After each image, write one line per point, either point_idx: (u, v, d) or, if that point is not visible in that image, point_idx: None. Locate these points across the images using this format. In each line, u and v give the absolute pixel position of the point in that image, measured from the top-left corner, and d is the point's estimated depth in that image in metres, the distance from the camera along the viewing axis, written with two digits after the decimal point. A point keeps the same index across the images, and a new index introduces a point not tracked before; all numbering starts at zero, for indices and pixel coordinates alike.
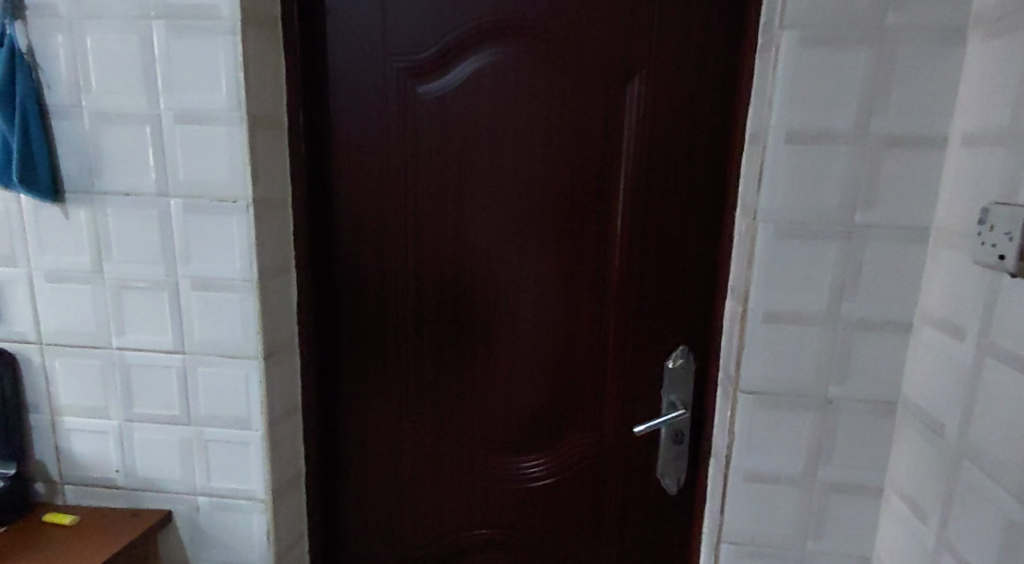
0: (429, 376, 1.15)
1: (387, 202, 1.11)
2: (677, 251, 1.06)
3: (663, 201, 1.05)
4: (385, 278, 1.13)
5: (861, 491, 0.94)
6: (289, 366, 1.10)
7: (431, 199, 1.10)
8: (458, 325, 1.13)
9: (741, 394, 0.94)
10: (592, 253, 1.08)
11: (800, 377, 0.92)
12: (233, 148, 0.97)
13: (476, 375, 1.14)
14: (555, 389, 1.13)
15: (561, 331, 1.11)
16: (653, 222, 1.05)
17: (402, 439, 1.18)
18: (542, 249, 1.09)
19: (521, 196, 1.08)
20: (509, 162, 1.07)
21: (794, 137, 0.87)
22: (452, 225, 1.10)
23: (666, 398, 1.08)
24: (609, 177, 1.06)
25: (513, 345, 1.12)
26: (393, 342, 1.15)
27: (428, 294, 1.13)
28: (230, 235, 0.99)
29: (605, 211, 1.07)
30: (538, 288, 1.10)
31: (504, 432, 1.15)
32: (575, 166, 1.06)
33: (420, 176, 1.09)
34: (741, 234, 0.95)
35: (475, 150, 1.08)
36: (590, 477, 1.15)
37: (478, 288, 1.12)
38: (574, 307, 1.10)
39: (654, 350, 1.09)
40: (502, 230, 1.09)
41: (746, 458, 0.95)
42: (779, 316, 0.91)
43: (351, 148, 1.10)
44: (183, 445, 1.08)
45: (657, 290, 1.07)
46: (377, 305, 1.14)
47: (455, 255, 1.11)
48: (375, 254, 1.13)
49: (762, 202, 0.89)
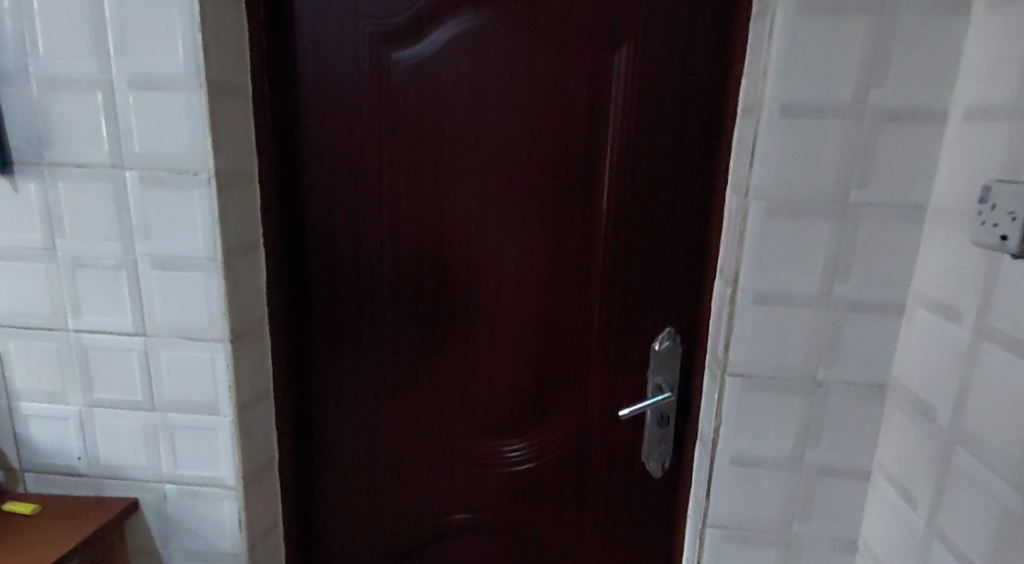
0: (406, 358, 1.11)
1: (361, 177, 1.05)
2: (665, 231, 1.02)
3: (650, 178, 1.00)
4: (361, 258, 1.08)
5: (849, 474, 0.92)
6: (259, 348, 1.04)
7: (408, 176, 1.04)
8: (436, 306, 1.09)
9: (729, 378, 0.91)
10: (577, 232, 1.04)
11: (789, 359, 0.89)
12: (192, 117, 0.90)
13: (456, 359, 1.10)
14: (536, 372, 1.10)
15: (545, 313, 1.07)
16: (640, 199, 1.01)
17: (381, 424, 1.14)
18: (525, 228, 1.05)
19: (503, 172, 1.03)
20: (489, 136, 1.02)
21: (789, 111, 0.82)
22: (430, 203, 1.05)
23: (653, 380, 1.05)
24: (595, 152, 1.01)
25: (495, 328, 1.09)
26: (370, 324, 1.10)
27: (406, 274, 1.08)
28: (192, 210, 0.93)
29: (590, 188, 1.02)
30: (521, 269, 1.06)
31: (485, 416, 1.12)
32: (560, 140, 1.01)
33: (396, 150, 1.04)
34: (731, 212, 0.91)
35: (454, 123, 1.02)
36: (573, 461, 1.12)
37: (457, 267, 1.07)
38: (559, 288, 1.06)
39: (639, 332, 1.06)
40: (483, 208, 1.04)
41: (733, 441, 0.93)
42: (769, 298, 0.88)
43: (322, 118, 1.04)
44: (147, 431, 1.02)
45: (644, 270, 1.04)
46: (352, 286, 1.09)
47: (434, 233, 1.06)
48: (349, 232, 1.07)
49: (753, 179, 0.85)
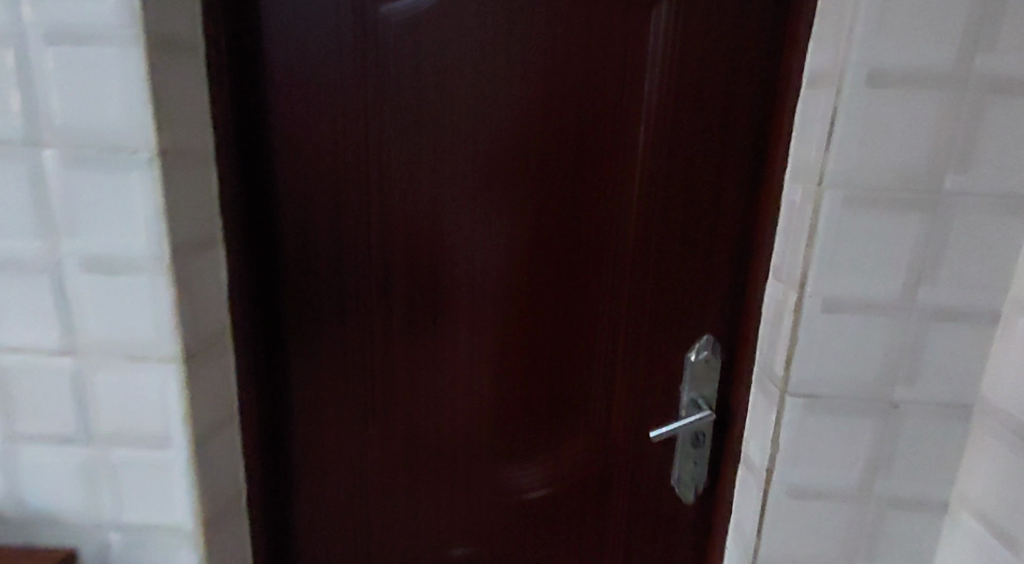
0: (399, 371, 0.94)
1: (343, 159, 0.87)
2: (705, 223, 0.87)
3: (690, 160, 0.85)
4: (344, 256, 0.91)
5: (924, 505, 0.79)
6: (221, 366, 0.86)
7: (402, 158, 0.87)
8: (435, 311, 0.92)
9: (789, 397, 0.77)
10: (603, 225, 0.88)
11: (860, 376, 0.76)
12: (129, 80, 0.71)
13: (458, 373, 0.94)
14: (552, 386, 0.94)
15: (564, 319, 0.92)
16: (677, 186, 0.86)
17: (369, 448, 0.97)
18: (542, 220, 0.88)
19: (516, 153, 0.86)
20: (500, 109, 0.85)
21: (878, 79, 0.67)
22: (428, 190, 0.88)
23: (689, 395, 0.92)
24: (627, 130, 0.85)
25: (505, 337, 0.93)
26: (355, 333, 0.93)
27: (399, 274, 0.91)
28: (131, 198, 0.74)
29: (620, 174, 0.86)
30: (536, 268, 0.90)
31: (493, 438, 0.97)
32: (584, 115, 0.85)
33: (386, 127, 0.86)
34: (794, 201, 0.76)
35: (458, 94, 0.85)
36: (593, 486, 0.98)
37: (460, 264, 0.90)
38: (581, 291, 0.91)
39: (672, 340, 0.92)
40: (491, 196, 0.88)
41: (791, 471, 0.80)
42: (840, 305, 0.74)
43: (294, 85, 0.85)
44: (84, 468, 0.84)
45: (680, 269, 0.89)
46: (334, 289, 0.92)
47: (433, 224, 0.89)
48: (329, 225, 0.90)
49: (831, 163, 0.70)
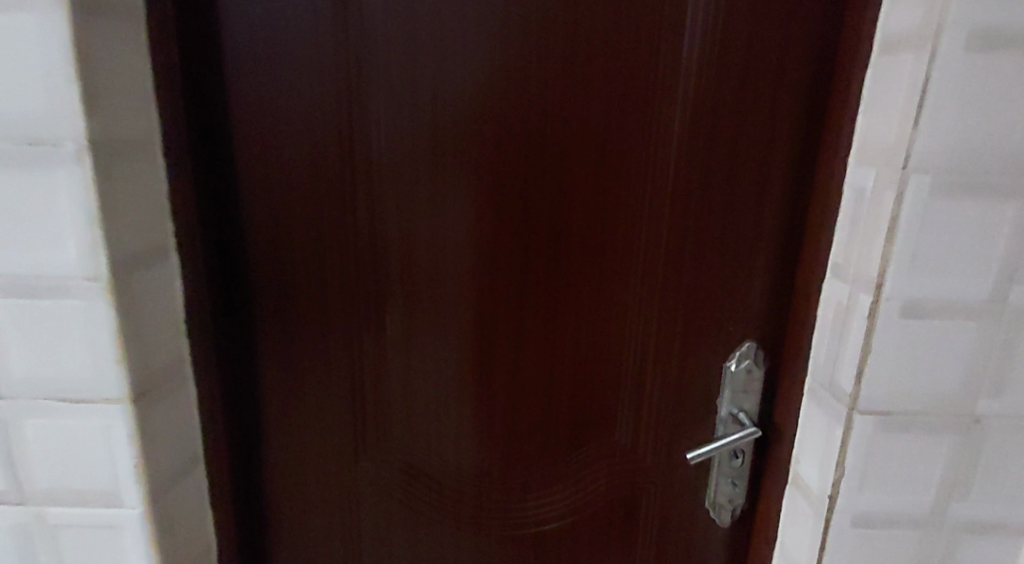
0: (395, 395, 0.81)
1: (322, 148, 0.73)
2: (748, 216, 0.76)
3: (733, 143, 0.74)
4: (328, 264, 0.76)
5: (1003, 528, 0.70)
6: (180, 401, 0.72)
7: (395, 147, 0.73)
8: (437, 324, 0.79)
9: (858, 416, 0.67)
10: (632, 221, 0.76)
11: (938, 389, 0.66)
12: (47, 51, 0.55)
13: (467, 396, 0.82)
14: (573, 404, 0.82)
15: (586, 330, 0.80)
16: (716, 174, 0.75)
17: (362, 483, 0.84)
18: (562, 216, 0.76)
19: (531, 139, 0.73)
20: (512, 87, 0.71)
21: (979, 41, 0.56)
22: (427, 184, 0.74)
23: (727, 409, 0.82)
24: (660, 110, 0.73)
25: (518, 353, 0.80)
26: (343, 355, 0.79)
27: (394, 284, 0.77)
28: (57, 203, 0.58)
29: (652, 160, 0.74)
30: (555, 273, 0.78)
31: (504, 467, 0.84)
32: (611, 93, 0.72)
33: (375, 108, 0.72)
34: (863, 190, 0.65)
35: (461, 68, 0.71)
36: (619, 514, 0.87)
37: (466, 270, 0.77)
38: (605, 297, 0.79)
39: (708, 348, 0.81)
40: (502, 190, 0.75)
41: (857, 498, 0.69)
42: (920, 309, 0.63)
43: (261, 60, 0.70)
44: (15, 533, 0.68)
45: (718, 267, 0.78)
46: (315, 304, 0.78)
47: (432, 224, 0.75)
48: (307, 228, 0.75)
49: (918, 144, 0.58)
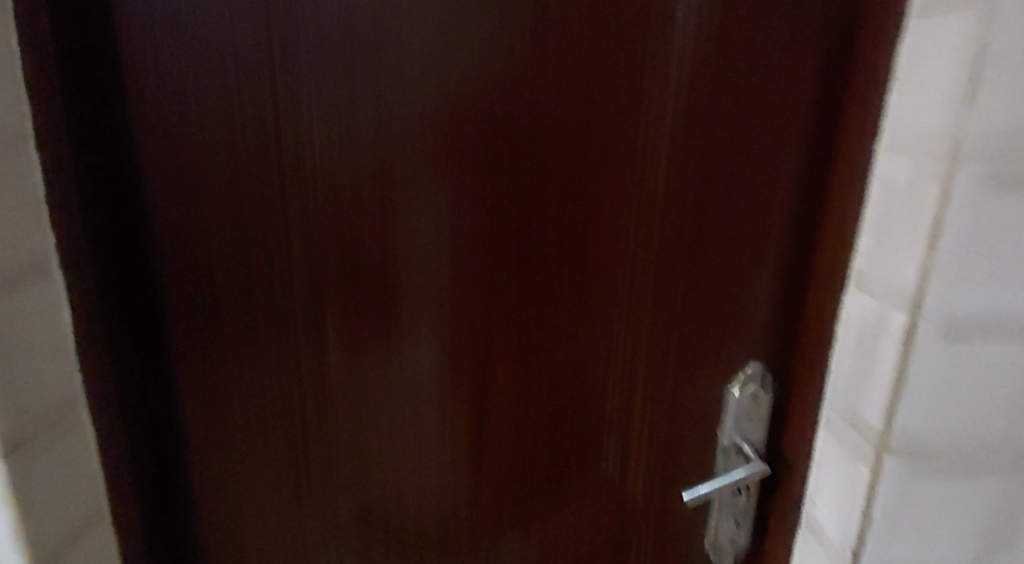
0: (343, 429, 0.69)
1: (246, 141, 0.60)
2: (751, 217, 0.65)
3: (737, 130, 0.63)
4: (259, 279, 0.64)
5: None
6: (75, 447, 0.59)
7: (334, 139, 0.60)
8: (389, 346, 0.67)
9: (890, 459, 0.55)
10: (617, 225, 0.65)
11: (984, 423, 0.55)
12: None
13: (429, 431, 0.70)
14: (552, 435, 0.72)
15: (565, 352, 0.69)
16: (716, 168, 0.63)
17: (309, 528, 0.73)
18: (534, 221, 0.64)
19: (496, 128, 0.61)
20: (473, 63, 0.59)
21: None
22: (375, 183, 0.62)
23: (730, 438, 0.70)
24: (650, 91, 0.61)
25: (486, 380, 0.69)
26: (280, 385, 0.68)
27: (338, 302, 0.65)
28: None
29: (641, 153, 0.63)
30: (527, 288, 0.66)
31: (472, 508, 0.73)
32: (592, 72, 0.60)
33: (308, 92, 0.59)
34: (896, 185, 0.54)
35: (412, 41, 0.58)
36: (606, 552, 0.77)
37: (422, 284, 0.65)
38: (587, 314, 0.67)
39: (707, 369, 0.70)
40: (464, 191, 0.63)
41: (886, 552, 0.58)
42: (966, 329, 0.52)
43: (161, 33, 0.57)
44: None
45: (717, 276, 0.67)
46: (249, 326, 0.66)
47: (382, 231, 0.63)
48: (232, 236, 0.63)
49: (970, 126, 0.47)
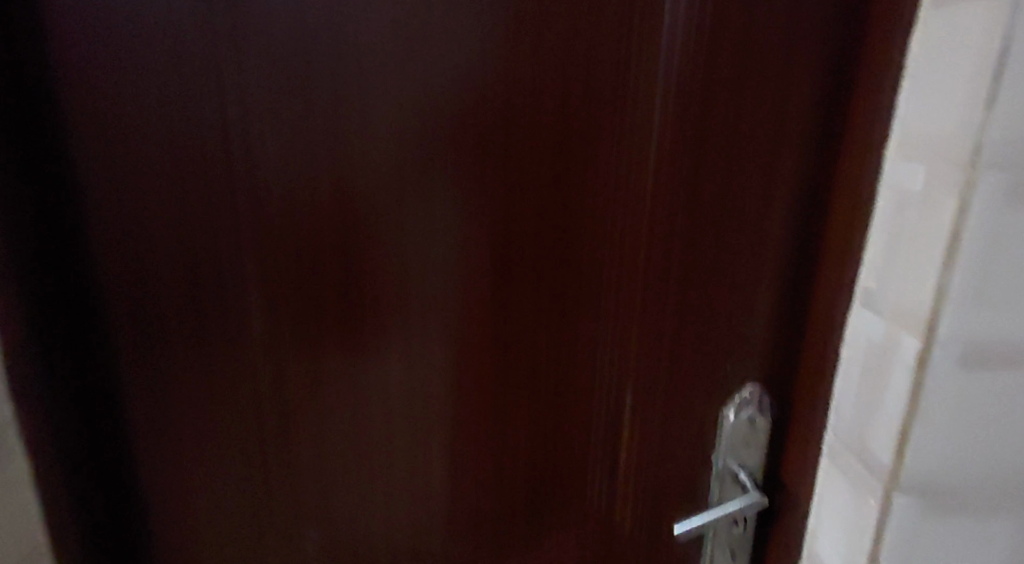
0: (298, 478, 0.61)
1: (164, 149, 0.49)
2: (749, 228, 0.59)
3: (734, 134, 0.56)
4: (193, 317, 0.54)
5: None
6: None
7: (274, 149, 0.50)
8: (346, 383, 0.58)
9: (900, 497, 0.50)
10: (603, 243, 0.58)
11: (1005, 458, 0.50)
12: None
13: (397, 475, 0.62)
14: (531, 467, 0.65)
15: (548, 381, 0.62)
16: (711, 178, 0.57)
17: None
18: (512, 242, 0.57)
19: (465, 136, 0.53)
20: (437, 61, 0.50)
21: None
22: (326, 202, 0.52)
23: (725, 466, 0.65)
24: (637, 95, 0.54)
25: (457, 413, 0.62)
26: (225, 436, 0.58)
27: (288, 341, 0.56)
28: None
29: (628, 163, 0.56)
30: (503, 315, 0.59)
31: (446, 549, 0.67)
32: (572, 73, 0.53)
33: (240, 93, 0.48)
34: (907, 193, 0.49)
35: (364, 35, 0.49)
36: None
37: (382, 313, 0.57)
38: (569, 336, 0.61)
39: (701, 393, 0.64)
40: (427, 207, 0.54)
41: None
42: (986, 355, 0.46)
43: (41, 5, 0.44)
44: None
45: (712, 293, 0.61)
46: (181, 371, 0.55)
47: (334, 253, 0.54)
48: (156, 266, 0.52)
49: (990, 128, 0.42)
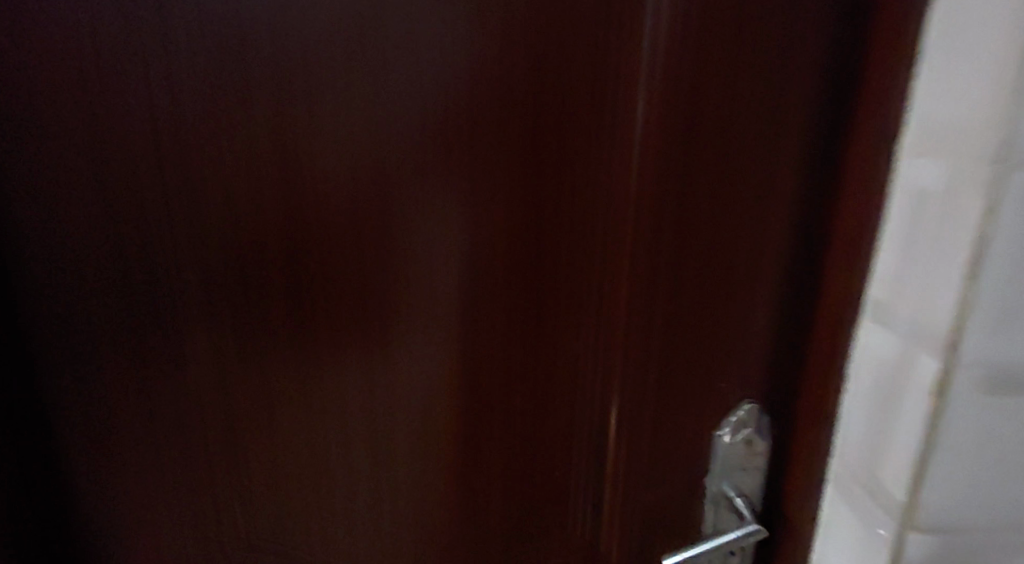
0: (252, 501, 0.56)
1: (97, 155, 0.45)
2: (744, 232, 0.53)
3: (726, 126, 0.50)
4: (142, 332, 0.51)
5: None
6: None
7: (213, 149, 0.46)
8: (301, 400, 0.54)
9: (913, 534, 0.45)
10: (583, 253, 0.53)
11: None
12: None
13: (364, 505, 0.57)
14: (506, 493, 0.60)
15: (524, 404, 0.57)
16: (700, 182, 0.51)
17: None
18: (480, 252, 0.51)
19: (425, 136, 0.48)
20: (385, 54, 0.46)
21: None
22: (280, 211, 0.48)
23: (721, 490, 0.59)
24: (613, 91, 0.49)
25: (422, 434, 0.56)
26: (175, 459, 0.54)
27: (242, 359, 0.52)
28: None
29: (608, 166, 0.51)
30: (474, 333, 0.54)
31: None
32: (541, 67, 0.47)
33: (175, 93, 0.44)
34: (921, 195, 0.43)
35: (305, 29, 0.44)
36: None
37: (339, 324, 0.52)
38: (546, 352, 0.55)
39: (693, 418, 0.58)
40: (385, 207, 0.49)
41: None
42: (1009, 377, 0.41)
43: None
44: None
45: (704, 304, 0.54)
46: (129, 393, 0.52)
47: (285, 258, 0.49)
48: (99, 279, 0.49)
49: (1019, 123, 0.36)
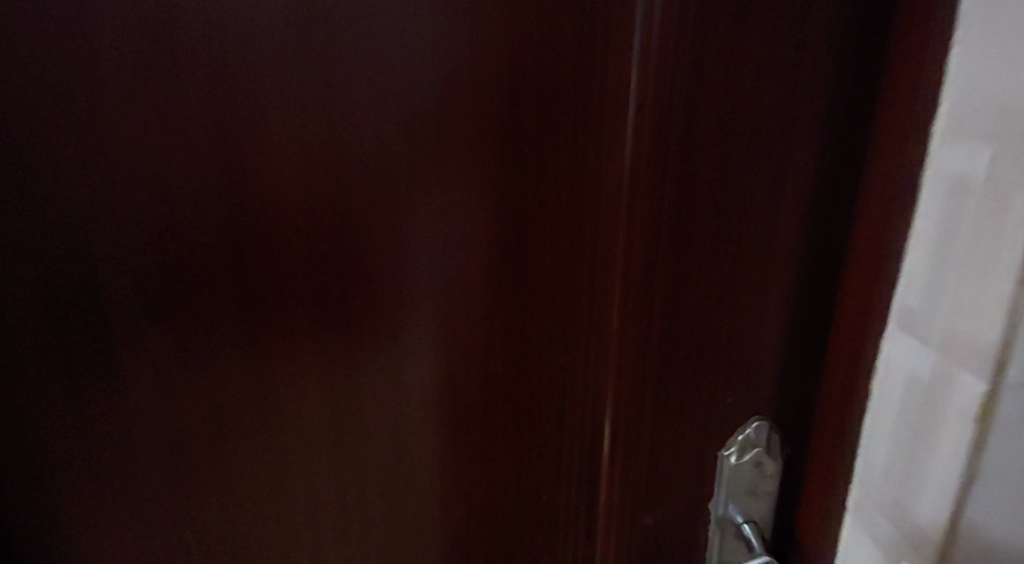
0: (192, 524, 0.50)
1: (8, 161, 0.41)
2: (757, 224, 0.45)
3: (736, 99, 0.42)
4: (65, 355, 0.45)
5: None
6: None
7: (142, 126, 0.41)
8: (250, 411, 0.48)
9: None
10: (572, 257, 0.47)
11: None
12: None
13: (329, 534, 0.52)
14: (486, 513, 0.54)
15: (509, 421, 0.51)
16: (704, 168, 0.43)
17: None
18: (450, 245, 0.46)
19: (390, 131, 0.43)
20: (338, 40, 0.41)
21: None
22: (219, 210, 0.43)
23: (726, 516, 0.53)
24: (597, 67, 0.43)
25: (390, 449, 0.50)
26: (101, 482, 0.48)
27: (184, 382, 0.47)
28: None
29: (596, 158, 0.45)
30: (456, 347, 0.48)
31: None
32: (513, 40, 0.42)
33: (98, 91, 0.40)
34: (964, 187, 0.38)
35: (249, 16, 0.40)
36: None
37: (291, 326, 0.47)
38: (530, 359, 0.49)
39: (696, 438, 0.51)
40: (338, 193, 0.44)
41: None
42: None
43: None
44: None
45: (709, 308, 0.47)
46: (54, 423, 0.46)
47: (224, 250, 0.44)
48: (18, 296, 0.43)
49: None
